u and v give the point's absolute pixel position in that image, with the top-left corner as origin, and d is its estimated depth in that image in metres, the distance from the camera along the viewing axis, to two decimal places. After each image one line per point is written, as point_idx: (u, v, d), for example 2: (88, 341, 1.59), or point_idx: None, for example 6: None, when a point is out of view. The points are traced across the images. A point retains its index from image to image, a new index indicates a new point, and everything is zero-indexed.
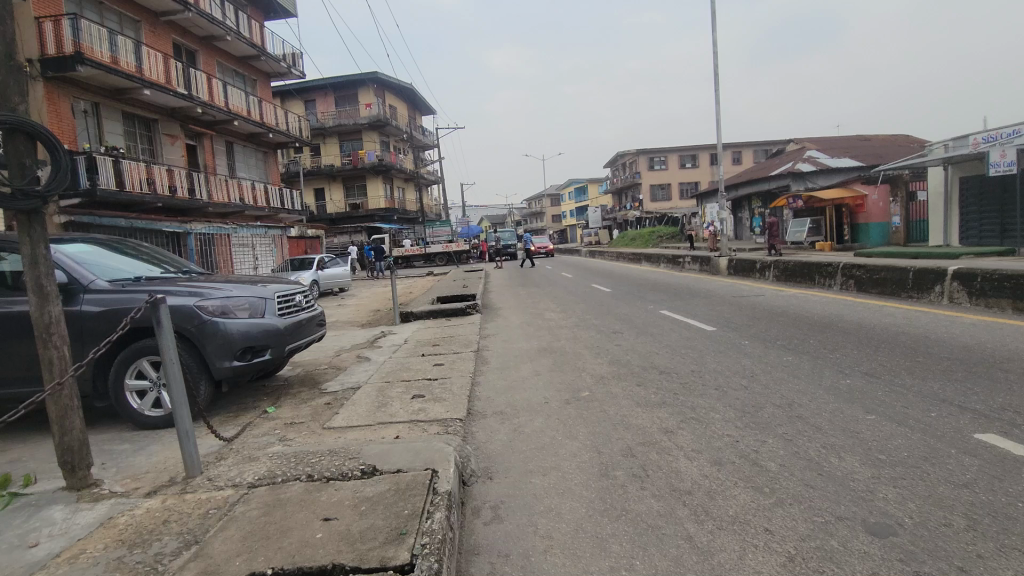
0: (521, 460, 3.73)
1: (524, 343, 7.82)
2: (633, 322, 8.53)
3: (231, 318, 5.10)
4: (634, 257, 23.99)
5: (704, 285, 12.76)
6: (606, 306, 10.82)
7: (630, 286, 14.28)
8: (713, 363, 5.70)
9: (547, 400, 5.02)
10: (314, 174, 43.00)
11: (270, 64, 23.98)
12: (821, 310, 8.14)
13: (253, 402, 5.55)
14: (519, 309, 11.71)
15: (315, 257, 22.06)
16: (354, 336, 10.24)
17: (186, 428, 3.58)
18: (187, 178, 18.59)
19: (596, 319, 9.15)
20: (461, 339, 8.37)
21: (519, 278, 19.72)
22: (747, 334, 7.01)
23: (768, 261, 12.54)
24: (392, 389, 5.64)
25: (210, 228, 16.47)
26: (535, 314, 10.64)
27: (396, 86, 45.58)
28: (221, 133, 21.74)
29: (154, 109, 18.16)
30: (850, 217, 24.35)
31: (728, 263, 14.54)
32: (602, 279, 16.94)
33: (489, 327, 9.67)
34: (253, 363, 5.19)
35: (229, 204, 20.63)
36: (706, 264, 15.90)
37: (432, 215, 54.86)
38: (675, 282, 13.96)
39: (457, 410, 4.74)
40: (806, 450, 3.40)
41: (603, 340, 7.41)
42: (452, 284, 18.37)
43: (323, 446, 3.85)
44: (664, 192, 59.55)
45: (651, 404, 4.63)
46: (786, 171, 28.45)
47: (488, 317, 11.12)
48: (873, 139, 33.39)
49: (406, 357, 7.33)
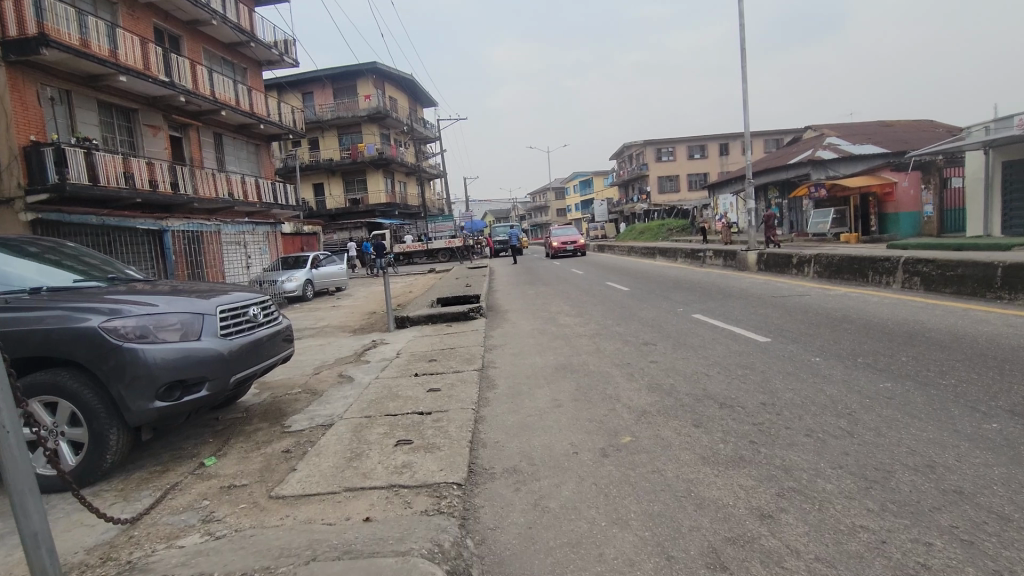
0: (550, 569, 2.45)
1: (539, 357, 6.54)
2: (666, 331, 7.24)
3: (154, 343, 3.82)
4: (647, 251, 22.65)
5: (736, 283, 11.42)
6: (628, 308, 9.53)
7: (650, 284, 12.97)
8: (787, 392, 4.41)
9: (575, 450, 3.73)
10: (312, 169, 41.71)
11: (261, 51, 22.65)
12: (892, 316, 6.83)
13: (191, 450, 4.27)
14: (529, 312, 10.44)
15: (309, 255, 20.82)
16: (342, 346, 9.01)
17: (35, 530, 2.32)
18: (169, 172, 17.34)
19: (622, 326, 7.86)
20: (463, 352, 7.10)
21: (527, 275, 18.44)
22: (814, 348, 5.70)
23: (807, 255, 11.21)
24: (372, 429, 4.36)
25: (192, 225, 15.22)
26: (548, 319, 9.37)
27: (396, 77, 44.19)
28: (209, 124, 20.47)
29: (134, 98, 16.92)
30: (878, 207, 22.63)
31: (756, 258, 13.22)
32: (616, 276, 15.63)
33: (496, 335, 8.40)
34: (183, 402, 3.91)
35: (217, 199, 19.38)
36: (732, 259, 14.55)
37: (434, 209, 53.58)
38: (700, 280, 12.64)
39: (455, 470, 3.46)
40: (1013, 570, 2.13)
41: (634, 355, 6.12)
42: (455, 282, 17.09)
43: (249, 548, 2.57)
44: (673, 183, 58.01)
45: (724, 460, 3.33)
46: (806, 159, 26.89)
47: (493, 322, 9.84)
48: (896, 124, 31.88)
49: (394, 378, 6.04)
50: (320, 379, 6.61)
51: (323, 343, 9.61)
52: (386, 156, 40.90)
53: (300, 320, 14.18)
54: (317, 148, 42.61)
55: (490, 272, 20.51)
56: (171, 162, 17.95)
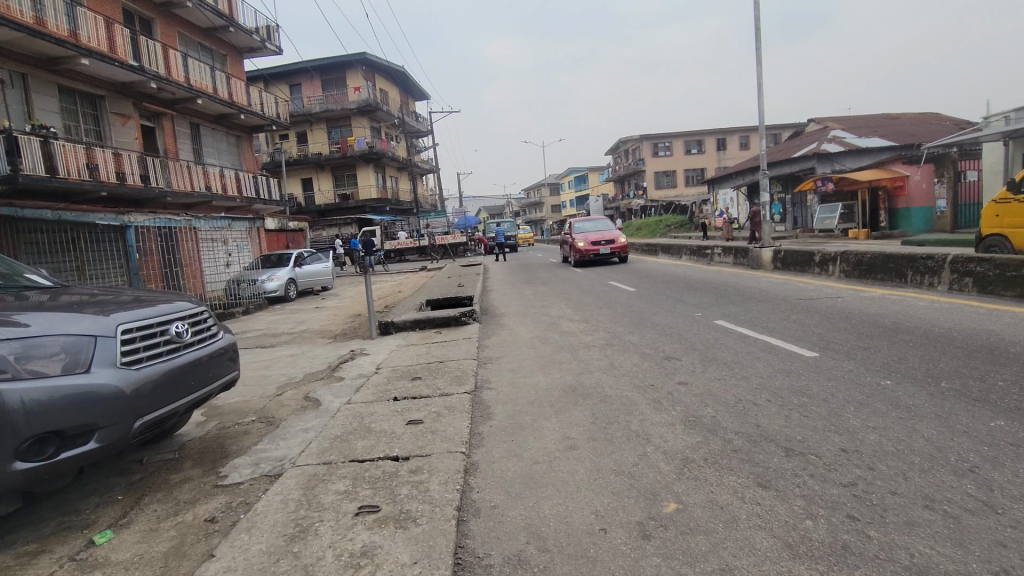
0: None
1: (542, 375, 5.52)
2: (690, 342, 6.21)
3: (13, 380, 2.75)
4: (647, 247, 21.68)
5: (754, 283, 10.42)
6: (639, 313, 8.52)
7: (658, 285, 11.96)
8: (870, 434, 3.40)
9: (605, 527, 2.69)
10: (300, 164, 40.51)
11: (242, 37, 21.46)
12: (954, 324, 5.85)
13: (87, 517, 3.22)
14: (529, 317, 9.41)
15: (292, 252, 19.73)
16: (317, 356, 7.95)
17: None
18: (139, 163, 16.17)
19: (637, 336, 6.84)
20: (454, 368, 6.05)
21: (523, 274, 17.44)
22: (877, 367, 4.71)
23: (831, 253, 10.24)
24: (331, 485, 3.32)
25: (162, 221, 14.08)
26: (549, 325, 8.34)
27: (387, 69, 42.93)
28: (185, 114, 19.32)
29: (100, 84, 15.75)
30: (888, 201, 21.91)
31: (772, 256, 12.25)
32: (618, 275, 14.62)
33: (492, 345, 7.38)
34: (60, 461, 2.85)
35: (193, 193, 18.22)
36: (744, 257, 13.57)
37: (427, 205, 52.43)
38: (713, 280, 11.66)
39: (434, 565, 2.43)
40: None
41: (658, 375, 5.11)
42: (447, 282, 16.05)
43: None
44: (669, 179, 57.07)
45: (824, 555, 2.32)
46: (811, 152, 26.02)
47: (488, 329, 8.83)
48: (901, 117, 31.02)
49: (369, 403, 5.01)
50: (282, 402, 5.56)
51: (296, 352, 8.55)
52: (377, 150, 39.70)
53: (278, 323, 13.11)
54: (305, 142, 41.40)
55: (484, 271, 19.48)
56: (142, 153, 16.77)
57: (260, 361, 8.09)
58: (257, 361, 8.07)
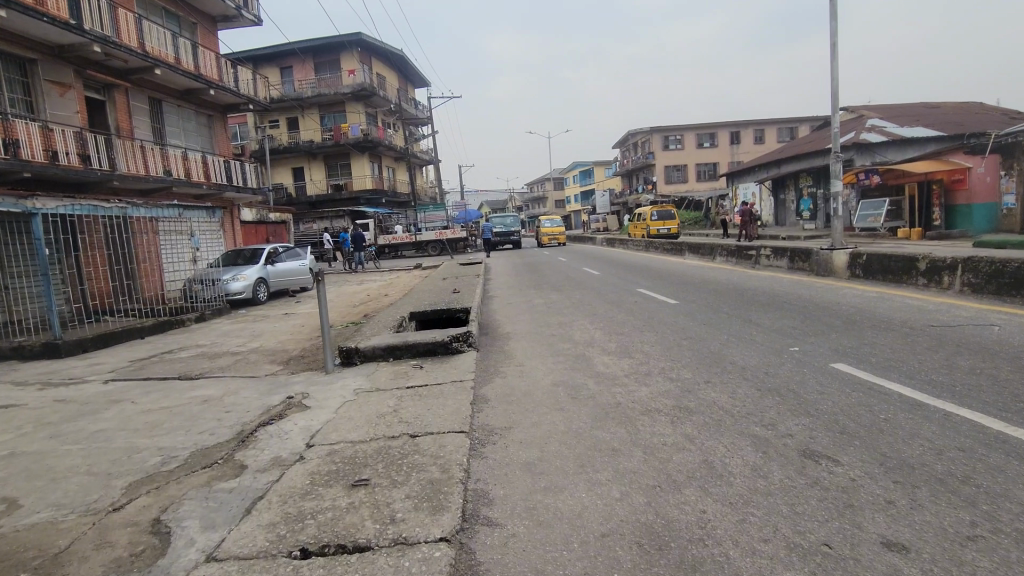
0: None
1: (590, 492, 2.99)
2: (832, 418, 3.67)
3: None
4: (670, 245, 19.07)
5: (842, 300, 7.91)
6: (704, 345, 6.01)
7: (706, 295, 9.48)
8: None
9: None
10: (290, 151, 37.99)
11: (213, 2, 18.94)
12: None
13: None
14: (544, 344, 6.88)
15: (265, 247, 17.21)
16: (240, 404, 5.44)
17: None
18: (77, 141, 13.78)
19: (727, 397, 4.26)
20: (428, 460, 3.51)
21: (528, 276, 14.93)
22: None
23: (949, 261, 7.64)
24: None
25: (96, 208, 11.67)
26: (576, 363, 5.80)
27: (384, 51, 40.26)
28: (143, 87, 16.91)
29: (31, 45, 13.33)
30: (944, 197, 19.30)
31: (850, 261, 9.72)
32: (647, 281, 12.10)
33: (495, 398, 4.85)
34: None
35: (147, 178, 15.79)
36: (806, 262, 11.02)
37: (425, 197, 49.83)
38: (777, 291, 9.15)
39: None
40: None
41: (830, 516, 2.56)
42: (439, 286, 13.60)
43: None
44: (681, 173, 54.41)
45: None
46: (849, 142, 23.48)
47: (490, 362, 6.30)
48: (943, 106, 28.30)
49: (253, 567, 2.52)
50: (111, 531, 3.04)
51: (215, 394, 6.04)
52: (372, 138, 37.12)
53: (231, 337, 10.64)
54: (296, 130, 38.92)
55: (484, 271, 16.96)
56: (84, 129, 14.36)
57: (159, 410, 5.55)
58: (151, 411, 5.55)
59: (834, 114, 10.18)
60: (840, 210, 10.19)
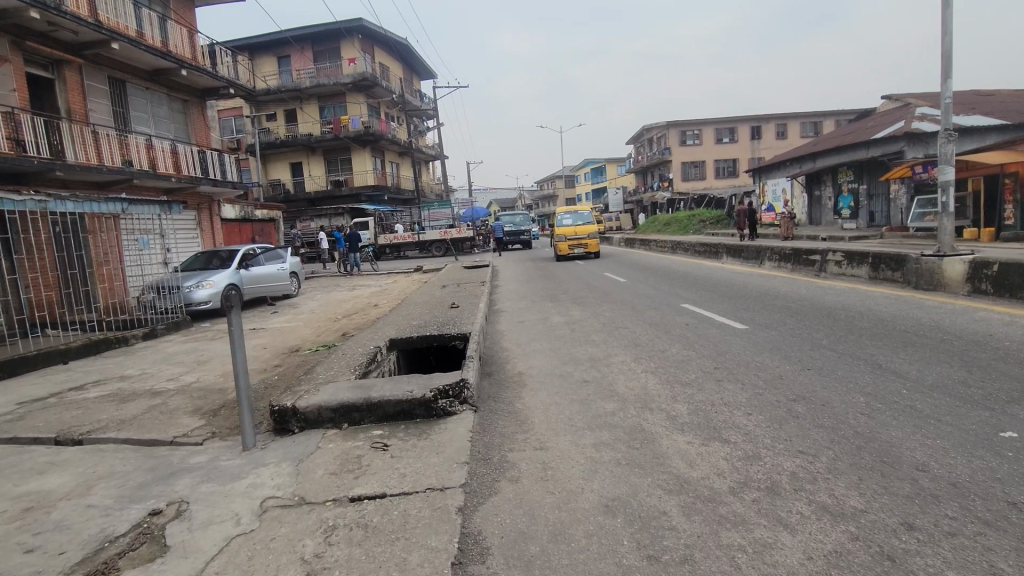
0: None
1: None
2: None
3: None
4: (702, 247, 16.81)
5: (993, 330, 5.59)
6: (838, 420, 3.70)
7: (776, 316, 7.25)
8: None
9: None
10: (288, 144, 36.01)
11: None
12: None
13: None
14: (575, 402, 4.60)
15: (241, 248, 15.02)
16: (67, 527, 3.18)
17: None
18: (7, 122, 11.66)
19: None
20: None
21: (544, 285, 12.70)
22: None
23: None
24: None
25: (16, 202, 9.56)
26: (635, 453, 3.52)
27: (387, 40, 38.13)
28: (100, 66, 14.80)
29: None
30: (1019, 191, 16.57)
31: (971, 272, 7.43)
32: (690, 293, 9.84)
33: (493, 551, 2.57)
34: None
35: (100, 167, 13.67)
36: (899, 272, 8.65)
37: (431, 195, 47.74)
38: (875, 313, 6.87)
39: None
40: None
41: None
42: (437, 295, 11.41)
43: None
44: (698, 170, 51.85)
45: None
46: (898, 132, 21.07)
47: (493, 439, 4.01)
48: (998, 93, 25.68)
49: None
50: None
51: (60, 489, 3.81)
52: (373, 131, 34.94)
53: (171, 364, 8.47)
54: (294, 123, 36.90)
55: (492, 277, 14.73)
56: (21, 108, 12.26)
57: None
58: None
59: (944, 80, 7.83)
60: (952, 205, 7.86)
